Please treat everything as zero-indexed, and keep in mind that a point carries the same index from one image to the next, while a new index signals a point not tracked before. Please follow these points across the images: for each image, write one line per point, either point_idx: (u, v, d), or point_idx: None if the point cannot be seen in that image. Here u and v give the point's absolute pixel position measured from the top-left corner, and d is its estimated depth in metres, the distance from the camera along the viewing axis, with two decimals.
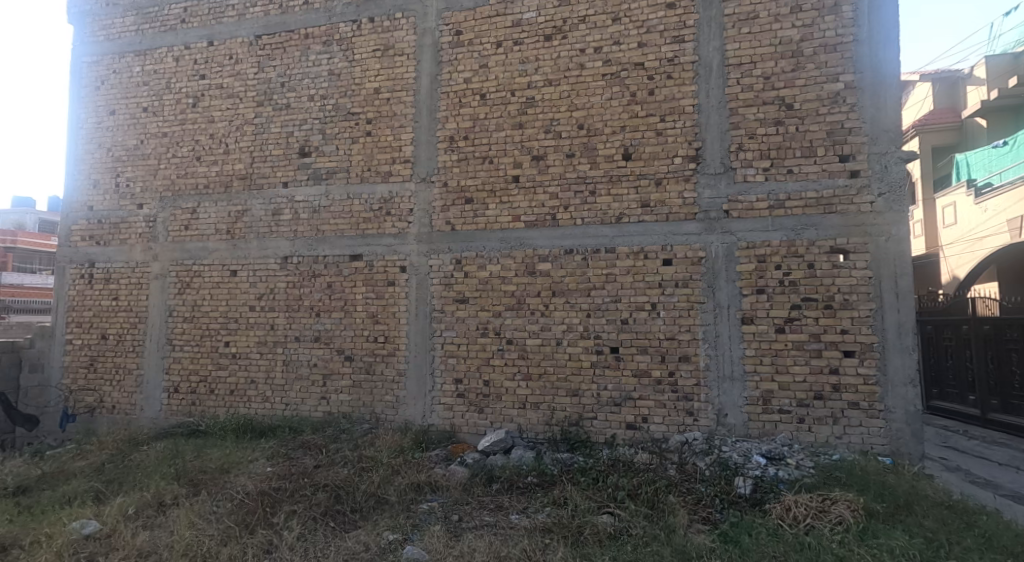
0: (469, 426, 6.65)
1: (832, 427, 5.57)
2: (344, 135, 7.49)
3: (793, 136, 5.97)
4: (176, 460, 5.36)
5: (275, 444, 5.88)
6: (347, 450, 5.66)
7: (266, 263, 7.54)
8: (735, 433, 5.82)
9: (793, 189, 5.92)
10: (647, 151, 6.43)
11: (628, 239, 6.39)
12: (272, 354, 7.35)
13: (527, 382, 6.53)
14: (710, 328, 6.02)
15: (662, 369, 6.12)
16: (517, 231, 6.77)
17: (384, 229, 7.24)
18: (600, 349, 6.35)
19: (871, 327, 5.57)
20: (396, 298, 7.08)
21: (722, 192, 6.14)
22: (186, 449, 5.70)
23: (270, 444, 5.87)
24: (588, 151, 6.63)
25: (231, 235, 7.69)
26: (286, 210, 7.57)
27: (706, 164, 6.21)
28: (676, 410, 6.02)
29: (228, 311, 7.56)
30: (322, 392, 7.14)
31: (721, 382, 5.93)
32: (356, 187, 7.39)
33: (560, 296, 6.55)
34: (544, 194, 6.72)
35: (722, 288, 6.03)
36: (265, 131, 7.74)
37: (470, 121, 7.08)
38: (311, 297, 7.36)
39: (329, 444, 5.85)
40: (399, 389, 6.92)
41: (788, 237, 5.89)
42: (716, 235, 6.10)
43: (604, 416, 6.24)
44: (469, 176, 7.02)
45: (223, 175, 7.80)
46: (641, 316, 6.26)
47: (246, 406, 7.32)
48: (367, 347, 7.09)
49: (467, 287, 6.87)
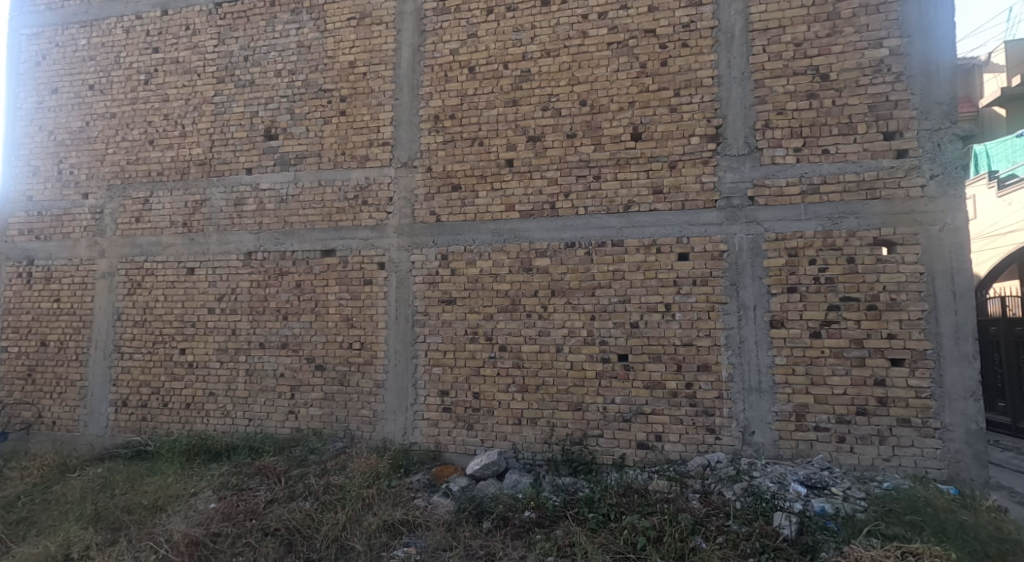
0: (457, 446, 5.83)
1: (878, 447, 4.79)
2: (315, 115, 6.65)
3: (828, 111, 5.19)
4: (107, 493, 4.52)
5: (228, 470, 5.06)
6: (312, 477, 4.85)
7: (227, 260, 6.68)
8: (764, 454, 5.03)
9: (828, 171, 5.14)
10: (659, 130, 5.64)
11: (638, 230, 5.60)
12: (234, 362, 6.48)
13: (523, 395, 5.71)
14: (734, 332, 5.22)
15: (679, 380, 5.32)
16: (511, 222, 5.95)
17: (360, 220, 6.40)
18: (606, 357, 5.54)
19: (923, 330, 4.79)
20: (373, 299, 6.24)
21: (746, 175, 5.36)
22: (119, 479, 4.89)
23: (222, 470, 5.05)
24: (592, 130, 5.83)
25: (187, 229, 6.82)
26: (250, 200, 6.71)
27: (727, 144, 5.43)
28: (694, 428, 5.23)
29: (184, 314, 6.68)
30: (289, 405, 6.28)
31: (747, 394, 5.14)
32: (328, 173, 6.55)
33: (560, 296, 5.74)
34: (541, 179, 5.92)
35: (747, 287, 5.25)
36: (226, 111, 6.88)
37: (458, 98, 6.26)
38: (278, 298, 6.49)
39: (291, 470, 4.98)
40: (377, 402, 6.08)
41: (824, 227, 5.11)
42: (739, 225, 5.32)
43: (611, 433, 5.44)
44: (456, 160, 6.20)
45: (179, 161, 6.94)
46: (654, 319, 5.46)
47: (203, 422, 6.44)
48: (341, 355, 6.24)
49: (454, 286, 6.05)
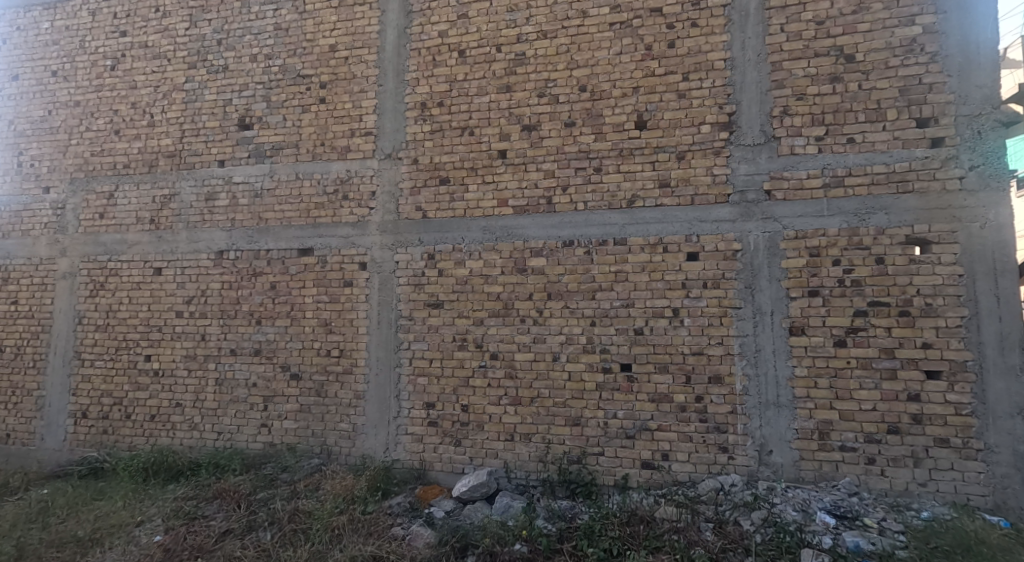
0: (443, 464, 5.32)
1: (913, 470, 4.29)
2: (293, 102, 6.15)
3: (853, 96, 4.69)
4: (52, 541, 4.32)
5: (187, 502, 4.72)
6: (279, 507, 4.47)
7: (196, 259, 6.17)
8: (783, 475, 4.52)
9: (853, 162, 4.64)
10: (666, 117, 5.14)
11: (643, 227, 5.10)
12: (202, 371, 5.96)
13: (516, 409, 5.21)
14: (749, 340, 4.72)
15: (688, 393, 4.81)
16: (503, 219, 5.46)
17: (340, 217, 5.90)
18: (608, 367, 5.04)
19: (963, 339, 4.29)
20: (354, 302, 5.74)
21: (762, 166, 4.86)
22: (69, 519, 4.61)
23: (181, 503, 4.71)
24: (592, 118, 5.34)
25: (154, 226, 6.31)
26: (222, 194, 6.21)
27: (741, 133, 4.94)
28: (705, 446, 4.72)
29: (150, 318, 6.17)
30: (262, 418, 5.76)
31: (764, 409, 4.63)
32: (307, 166, 6.05)
33: (557, 300, 5.23)
34: (536, 171, 5.42)
35: (764, 290, 4.74)
36: (197, 99, 6.38)
37: (447, 84, 5.76)
38: (251, 301, 5.98)
39: (256, 498, 4.69)
40: (357, 414, 5.57)
41: (849, 224, 4.60)
42: (755, 222, 4.82)
43: (613, 452, 4.93)
44: (444, 151, 5.70)
45: (147, 153, 6.43)
46: (660, 326, 4.96)
47: (168, 436, 5.93)
48: (318, 363, 5.73)
49: (441, 288, 5.54)
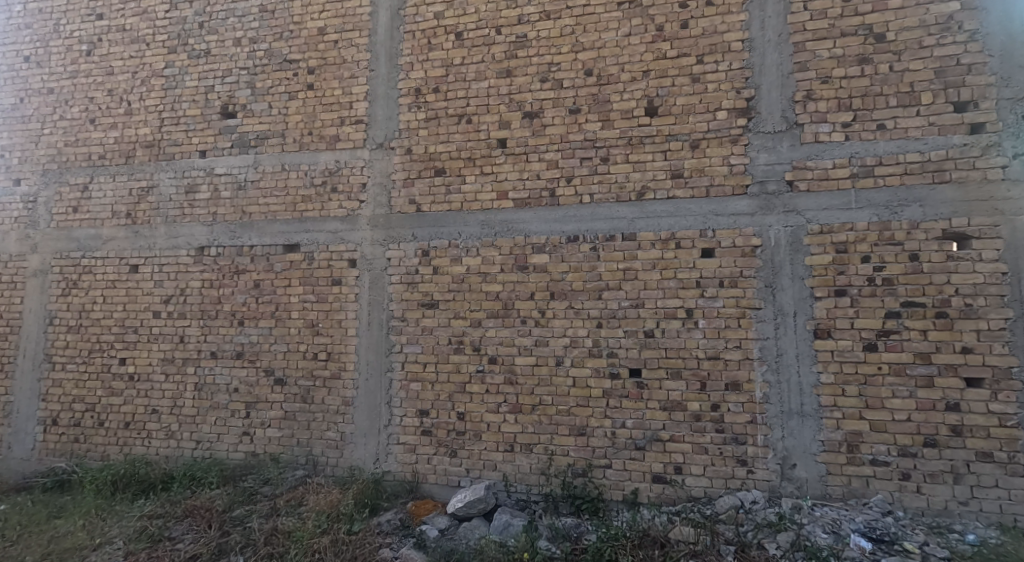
0: (438, 476, 4.95)
1: (952, 488, 3.92)
2: (279, 89, 5.76)
3: (884, 78, 4.32)
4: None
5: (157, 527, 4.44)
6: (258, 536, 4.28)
7: (175, 256, 5.78)
8: (808, 492, 4.14)
9: (884, 150, 4.27)
10: (679, 102, 4.77)
11: (654, 221, 4.73)
12: (180, 375, 5.57)
13: (516, 417, 4.83)
14: (770, 344, 4.35)
15: (703, 401, 4.44)
16: (503, 212, 5.08)
17: (328, 211, 5.52)
18: (616, 372, 4.66)
19: (1007, 343, 3.92)
20: (343, 302, 5.36)
21: (783, 155, 4.49)
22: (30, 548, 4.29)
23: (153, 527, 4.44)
24: (599, 105, 4.96)
25: (131, 220, 5.92)
26: (203, 186, 5.82)
27: (761, 119, 4.56)
28: (722, 459, 4.35)
29: (125, 318, 5.78)
30: (243, 426, 5.38)
31: (786, 419, 4.25)
32: (293, 156, 5.66)
33: (560, 299, 4.86)
34: (539, 162, 5.05)
35: (786, 289, 4.37)
36: (178, 85, 5.99)
37: (443, 68, 5.38)
38: (233, 301, 5.60)
39: (232, 524, 4.47)
40: (345, 422, 5.19)
41: (879, 218, 4.23)
42: (776, 215, 4.45)
43: (621, 464, 4.56)
44: (440, 140, 5.33)
45: (124, 143, 6.04)
46: (672, 328, 4.58)
47: (144, 445, 5.54)
48: (305, 367, 5.35)
49: (436, 287, 5.16)
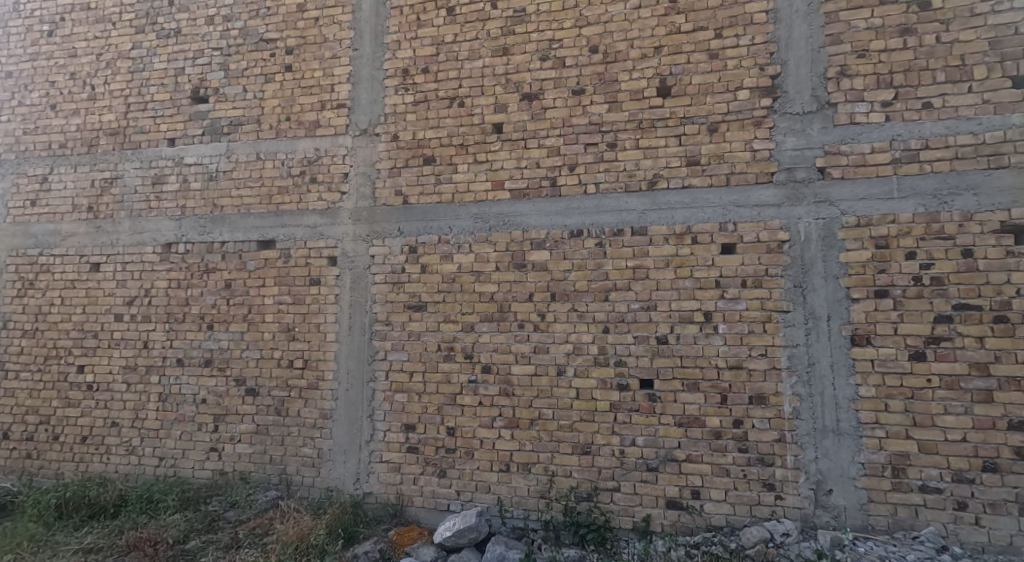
0: (425, 499, 4.43)
1: (1017, 519, 3.41)
2: (254, 71, 5.26)
3: (930, 50, 3.81)
4: None
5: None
6: None
7: (140, 253, 5.27)
8: (847, 522, 3.63)
9: (930, 132, 3.76)
10: (695, 81, 4.26)
11: (667, 213, 4.22)
12: (143, 385, 5.06)
13: (512, 433, 4.32)
14: (801, 352, 3.83)
15: (724, 416, 3.94)
16: (498, 204, 4.57)
17: (306, 204, 5.02)
18: (624, 384, 4.15)
19: None
20: (321, 304, 4.85)
21: (813, 139, 3.98)
22: None
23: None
24: (605, 85, 4.46)
25: (93, 214, 5.41)
26: (171, 177, 5.32)
27: (789, 99, 4.05)
28: (747, 483, 3.83)
29: (85, 322, 5.26)
30: (211, 441, 4.86)
31: (820, 438, 3.74)
32: (269, 144, 5.16)
33: (562, 301, 4.34)
34: (538, 149, 4.55)
35: (818, 290, 3.85)
36: (145, 68, 5.49)
37: (433, 46, 4.88)
38: (202, 303, 5.09)
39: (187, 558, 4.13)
40: (323, 438, 4.67)
41: (926, 208, 3.72)
42: (806, 206, 3.94)
43: (631, 488, 4.05)
44: (429, 125, 4.83)
45: (87, 130, 5.53)
46: (688, 333, 4.07)
47: (102, 462, 5.02)
48: (279, 376, 4.83)
49: (424, 287, 4.65)
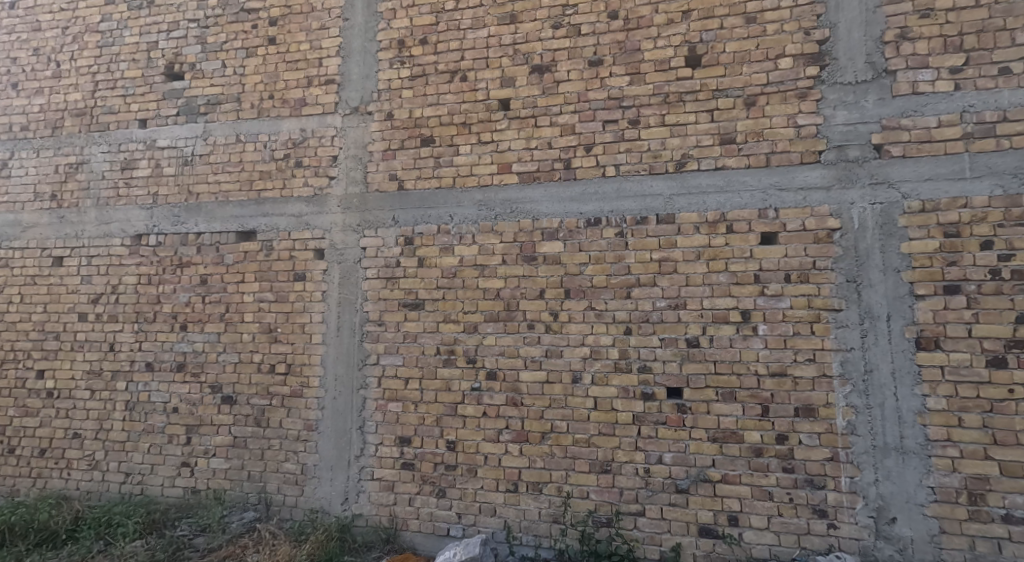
0: (421, 522, 3.91)
1: None
2: (234, 44, 4.75)
3: (1007, 8, 3.31)
4: None
5: None
6: None
7: (107, 245, 4.75)
8: (914, 556, 3.16)
9: (1008, 102, 3.27)
10: (729, 49, 3.75)
11: (697, 197, 3.70)
12: (108, 392, 4.54)
13: (520, 448, 3.80)
14: (856, 357, 3.32)
15: (766, 431, 3.42)
16: (504, 189, 4.06)
17: (291, 190, 4.51)
18: (650, 393, 3.63)
19: None
20: (306, 301, 4.33)
21: (869, 112, 3.47)
22: None
23: None
24: (626, 54, 3.95)
25: (56, 203, 4.90)
26: (142, 162, 4.80)
27: (839, 67, 3.54)
28: (794, 509, 3.32)
29: (46, 322, 4.75)
30: (182, 455, 4.35)
31: (880, 457, 3.24)
32: (250, 125, 4.65)
33: (577, 299, 3.83)
34: (550, 127, 4.03)
35: (876, 285, 3.34)
36: (115, 42, 4.97)
37: (432, 15, 4.37)
38: (173, 300, 4.57)
39: None
40: (308, 452, 4.15)
41: (1004, 190, 3.22)
42: (860, 189, 3.43)
43: (658, 512, 3.53)
44: (427, 102, 4.31)
45: (50, 111, 5.01)
46: (723, 335, 3.55)
47: (62, 478, 4.52)
48: (259, 383, 4.31)
49: (421, 283, 4.14)
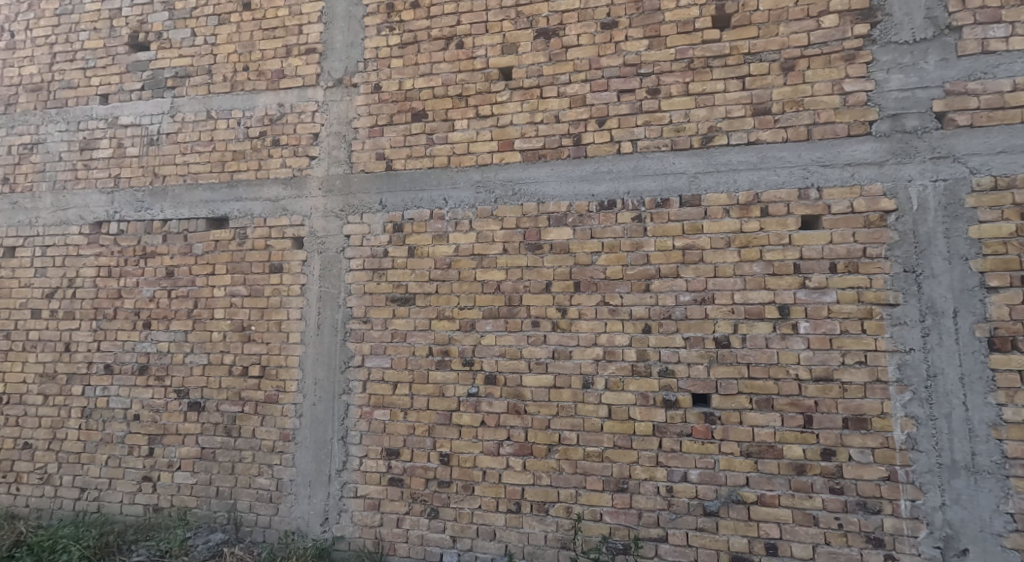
0: (411, 547, 3.44)
1: None
2: (206, 10, 4.27)
3: None
4: None
5: None
6: None
7: (63, 233, 4.28)
8: None
9: None
10: (764, 7, 3.27)
11: (727, 176, 3.22)
12: (62, 398, 4.06)
13: (524, 463, 3.33)
14: (916, 358, 2.85)
15: (809, 445, 2.94)
16: (506, 169, 3.58)
17: (267, 171, 4.03)
18: (672, 400, 3.16)
19: None
20: (283, 295, 3.85)
21: (928, 75, 3.00)
22: None
23: None
24: (643, 15, 3.47)
25: (9, 188, 4.43)
26: (104, 142, 4.33)
27: (894, 24, 3.07)
28: (843, 537, 2.86)
29: None
30: (143, 468, 3.88)
31: (947, 477, 2.78)
32: (222, 100, 4.16)
33: (588, 292, 3.35)
34: (557, 98, 3.55)
35: (939, 276, 2.87)
36: (74, 10, 4.49)
37: None
38: (135, 294, 4.09)
39: None
40: (283, 466, 3.67)
41: None
42: (919, 165, 2.95)
43: (683, 538, 3.07)
44: (419, 72, 3.83)
45: (3, 86, 4.54)
46: (758, 334, 3.08)
47: (10, 494, 4.06)
48: (229, 387, 3.84)
49: (411, 276, 3.66)
